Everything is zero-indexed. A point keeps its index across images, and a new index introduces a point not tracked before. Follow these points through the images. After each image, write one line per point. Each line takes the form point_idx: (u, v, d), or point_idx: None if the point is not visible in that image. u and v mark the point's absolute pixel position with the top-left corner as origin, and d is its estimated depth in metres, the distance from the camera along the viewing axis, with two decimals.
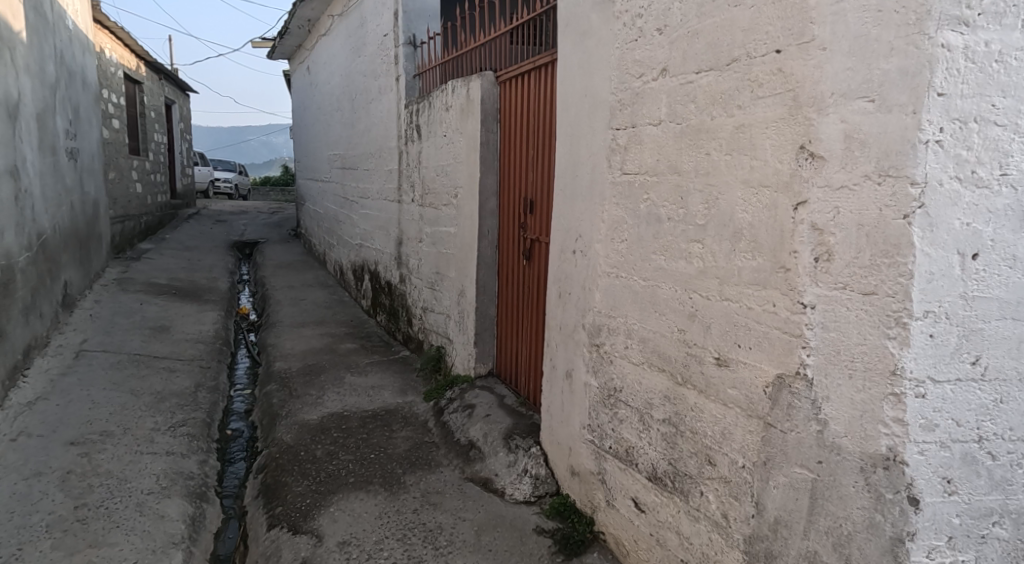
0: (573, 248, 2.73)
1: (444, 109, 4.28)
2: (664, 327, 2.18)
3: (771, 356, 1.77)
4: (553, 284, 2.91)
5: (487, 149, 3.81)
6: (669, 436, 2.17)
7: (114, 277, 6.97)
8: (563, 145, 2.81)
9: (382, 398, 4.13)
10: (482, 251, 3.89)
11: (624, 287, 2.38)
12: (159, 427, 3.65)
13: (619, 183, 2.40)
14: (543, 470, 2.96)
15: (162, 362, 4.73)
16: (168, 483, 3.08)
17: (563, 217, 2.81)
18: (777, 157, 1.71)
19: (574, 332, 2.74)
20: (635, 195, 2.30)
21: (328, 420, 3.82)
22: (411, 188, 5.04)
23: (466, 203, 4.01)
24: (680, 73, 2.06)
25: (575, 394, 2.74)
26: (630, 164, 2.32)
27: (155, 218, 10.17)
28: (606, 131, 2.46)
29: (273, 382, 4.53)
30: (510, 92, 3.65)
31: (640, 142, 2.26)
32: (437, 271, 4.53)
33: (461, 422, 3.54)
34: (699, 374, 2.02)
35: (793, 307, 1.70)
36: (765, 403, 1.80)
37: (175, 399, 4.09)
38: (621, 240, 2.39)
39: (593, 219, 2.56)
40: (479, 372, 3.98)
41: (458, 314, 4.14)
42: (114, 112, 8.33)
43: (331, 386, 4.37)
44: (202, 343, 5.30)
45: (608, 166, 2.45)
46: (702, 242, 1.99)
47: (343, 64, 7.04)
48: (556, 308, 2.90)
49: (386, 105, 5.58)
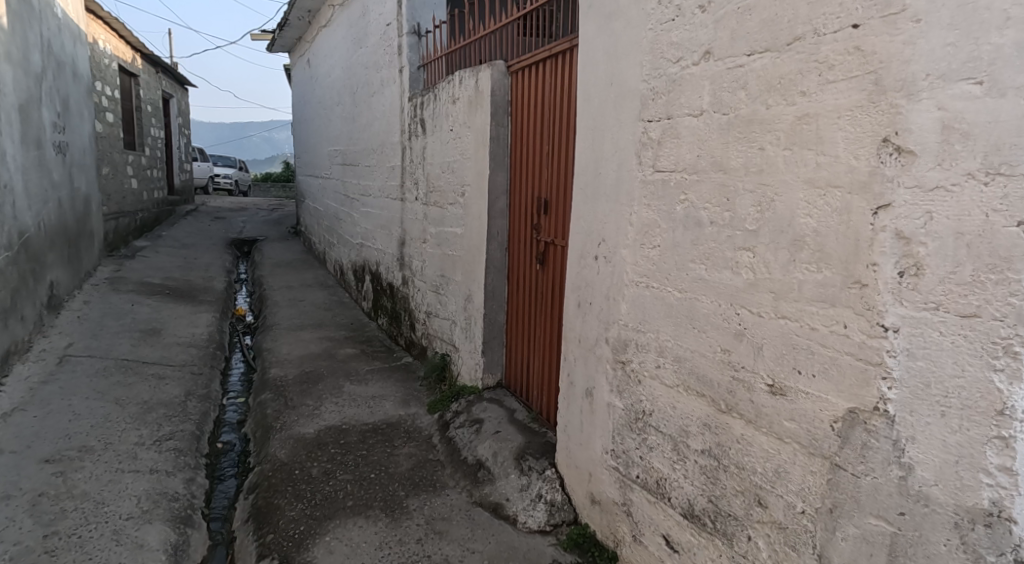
0: (595, 254, 2.47)
1: (451, 101, 4.01)
2: (704, 347, 1.92)
3: (841, 386, 1.51)
4: (572, 293, 2.65)
5: (497, 144, 3.55)
6: (709, 470, 1.92)
7: (106, 277, 6.72)
8: (584, 140, 2.54)
9: (383, 410, 3.87)
10: (490, 254, 3.63)
11: (656, 299, 2.12)
12: (144, 441, 3.39)
13: (651, 181, 2.13)
14: (560, 495, 2.70)
15: (151, 368, 4.48)
16: (150, 506, 2.82)
17: (585, 219, 2.54)
18: (851, 153, 1.45)
19: (596, 346, 2.48)
20: (670, 195, 2.04)
21: (325, 434, 3.56)
22: (414, 185, 4.79)
23: (474, 202, 3.75)
24: (727, 56, 1.79)
25: (597, 416, 2.48)
26: (664, 160, 2.06)
27: (151, 214, 9.93)
28: (636, 123, 2.20)
29: (268, 390, 4.28)
30: (522, 82, 3.38)
31: (676, 136, 2.00)
32: (441, 273, 4.28)
33: (468, 439, 3.28)
34: (748, 402, 1.77)
35: (869, 330, 1.44)
36: (832, 440, 1.53)
37: (163, 409, 3.84)
38: (652, 246, 2.13)
39: (619, 222, 2.30)
40: (487, 384, 3.72)
41: (465, 320, 3.88)
42: (108, 105, 8.08)
43: (329, 395, 4.11)
44: (194, 348, 5.04)
45: (638, 162, 2.19)
46: (753, 250, 1.74)
47: (344, 57, 6.76)
48: (575, 319, 2.64)
49: (388, 97, 5.31)
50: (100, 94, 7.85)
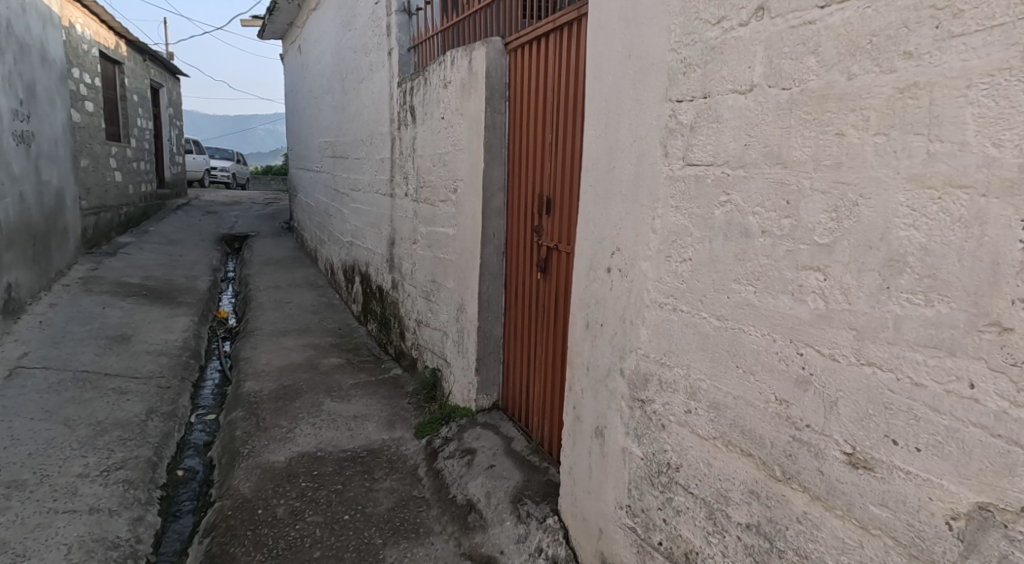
0: (608, 265, 2.03)
1: (442, 85, 3.57)
2: (751, 393, 1.48)
3: (963, 470, 1.06)
4: (579, 311, 2.23)
5: (493, 133, 3.10)
6: (758, 553, 1.49)
7: (80, 276, 6.32)
8: (596, 127, 2.11)
9: (365, 433, 3.45)
10: (486, 258, 3.19)
11: (687, 327, 1.68)
12: (88, 473, 2.97)
13: (680, 178, 1.69)
14: (563, 550, 2.27)
15: (113, 381, 4.06)
16: (81, 557, 2.41)
17: (595, 224, 2.11)
18: (991, 137, 1.00)
19: (608, 377, 2.05)
20: (706, 195, 1.60)
21: (296, 463, 3.14)
22: (404, 179, 4.35)
23: (467, 200, 3.31)
24: (789, 10, 1.34)
25: (609, 462, 2.05)
26: (698, 151, 1.62)
27: (137, 209, 9.52)
28: (661, 104, 1.76)
29: (239, 407, 3.86)
30: (522, 62, 2.93)
31: (715, 121, 1.56)
32: (432, 278, 3.84)
33: (458, 473, 2.85)
34: (815, 473, 1.33)
35: (1015, 396, 0.99)
36: (948, 544, 1.09)
37: (118, 432, 3.42)
38: (682, 259, 1.69)
39: (639, 227, 1.86)
40: (481, 405, 3.28)
41: (457, 332, 3.45)
42: (87, 93, 7.64)
43: (306, 415, 3.69)
44: (165, 357, 4.63)
45: (663, 154, 1.75)
46: (825, 272, 1.29)
47: (333, 41, 6.30)
48: (583, 342, 2.21)
49: (377, 83, 4.87)
50: (78, 81, 7.41)
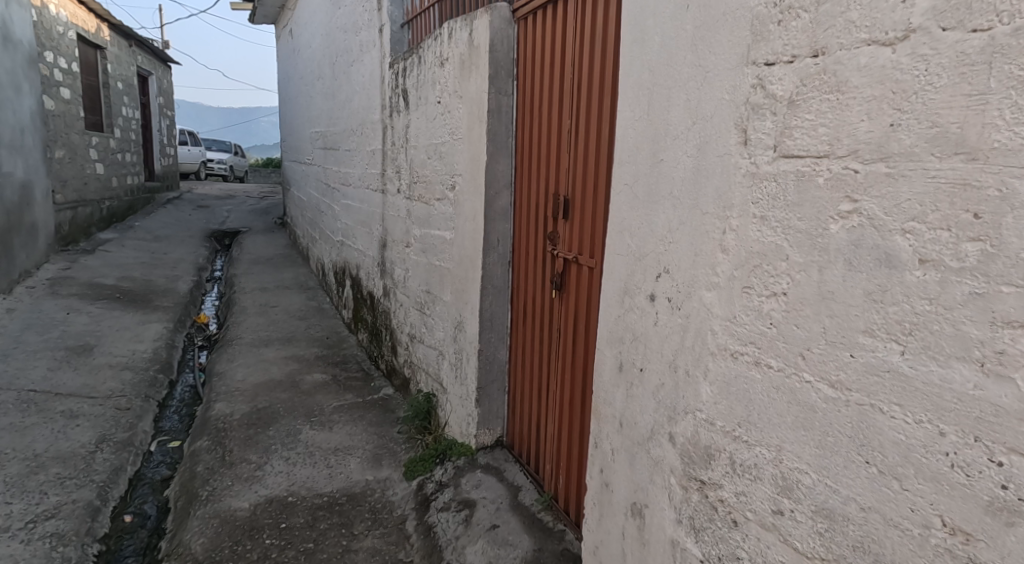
0: (652, 293, 1.52)
1: (438, 63, 3.04)
2: (894, 509, 0.97)
3: None
4: (610, 348, 1.72)
5: (497, 118, 2.57)
6: None
7: (49, 277, 5.82)
8: (633, 107, 1.58)
9: (346, 472, 2.95)
10: (490, 270, 2.67)
11: (778, 392, 1.17)
12: (8, 526, 2.49)
13: (769, 175, 1.17)
14: None
15: (63, 403, 3.56)
16: None
17: (634, 236, 1.59)
18: None
19: (651, 443, 1.54)
20: (816, 205, 1.08)
21: (262, 512, 2.64)
22: (396, 174, 3.83)
23: (466, 200, 2.78)
24: None
25: (650, 555, 1.54)
26: (800, 136, 1.10)
27: (122, 203, 9.01)
28: (739, 69, 1.23)
29: (204, 435, 3.36)
30: (534, 34, 2.42)
31: (838, 91, 1.03)
32: (427, 288, 3.33)
33: (454, 531, 2.35)
34: None
35: None
36: None
37: (57, 468, 2.93)
38: (769, 295, 1.18)
39: (699, 246, 1.35)
40: (482, 443, 2.78)
41: (455, 354, 2.93)
42: (63, 78, 7.12)
43: (280, 447, 3.19)
44: (129, 371, 4.12)
45: (742, 143, 1.22)
46: None
47: (324, 22, 5.76)
48: (614, 389, 1.70)
49: (368, 66, 4.35)
50: (52, 66, 6.88)
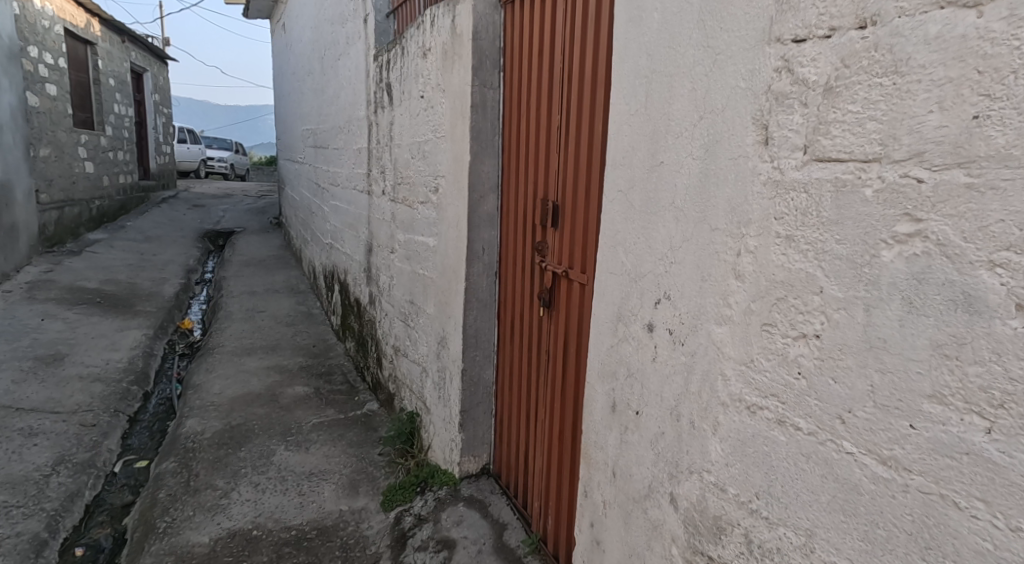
0: (650, 322, 1.26)
1: (421, 53, 2.78)
2: None
3: None
4: (602, 383, 1.46)
5: (481, 114, 2.31)
6: None
7: (28, 280, 5.61)
8: (629, 98, 1.32)
9: (319, 501, 2.70)
10: (474, 282, 2.41)
11: (809, 462, 0.91)
12: None
13: (797, 184, 0.91)
14: None
15: (22, 419, 3.33)
16: None
17: (630, 253, 1.33)
18: None
19: (649, 503, 1.28)
20: (864, 224, 0.82)
21: (222, 549, 2.39)
22: (381, 174, 3.57)
23: (449, 204, 2.52)
24: None
25: None
26: (840, 134, 0.84)
27: (114, 202, 8.79)
28: (758, 49, 0.97)
29: (170, 455, 3.12)
30: (522, 19, 2.16)
31: (896, 74, 0.77)
32: (410, 299, 3.07)
33: None
34: None
35: None
36: None
37: (4, 495, 2.69)
38: (797, 339, 0.92)
39: (708, 271, 1.08)
40: (466, 471, 2.53)
41: (438, 372, 2.68)
42: (48, 74, 6.90)
43: (250, 470, 2.95)
44: (100, 383, 3.89)
45: (762, 144, 0.96)
46: None
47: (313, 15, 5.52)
48: (607, 431, 1.44)
49: (354, 59, 4.10)
50: (36, 62, 6.66)
